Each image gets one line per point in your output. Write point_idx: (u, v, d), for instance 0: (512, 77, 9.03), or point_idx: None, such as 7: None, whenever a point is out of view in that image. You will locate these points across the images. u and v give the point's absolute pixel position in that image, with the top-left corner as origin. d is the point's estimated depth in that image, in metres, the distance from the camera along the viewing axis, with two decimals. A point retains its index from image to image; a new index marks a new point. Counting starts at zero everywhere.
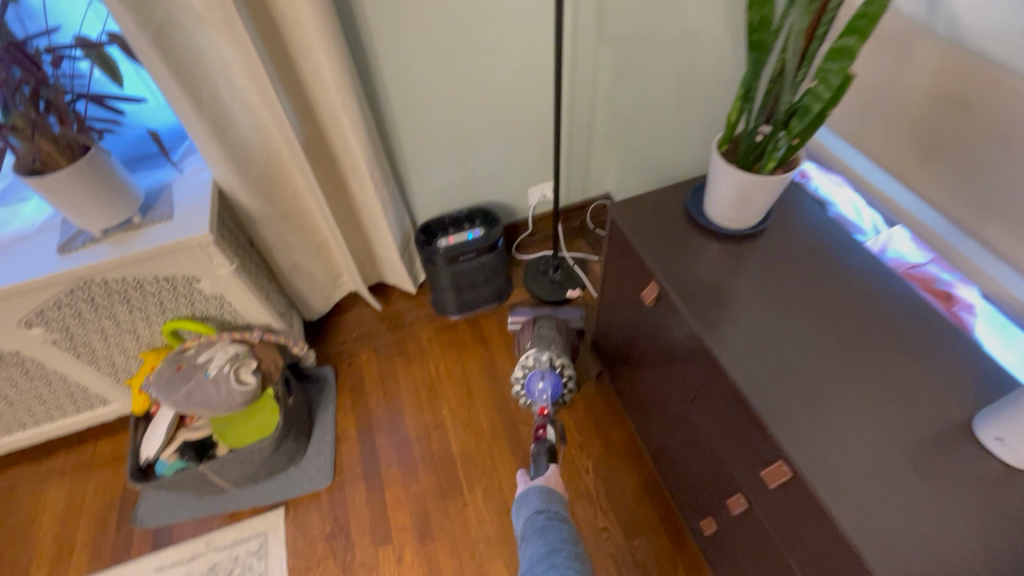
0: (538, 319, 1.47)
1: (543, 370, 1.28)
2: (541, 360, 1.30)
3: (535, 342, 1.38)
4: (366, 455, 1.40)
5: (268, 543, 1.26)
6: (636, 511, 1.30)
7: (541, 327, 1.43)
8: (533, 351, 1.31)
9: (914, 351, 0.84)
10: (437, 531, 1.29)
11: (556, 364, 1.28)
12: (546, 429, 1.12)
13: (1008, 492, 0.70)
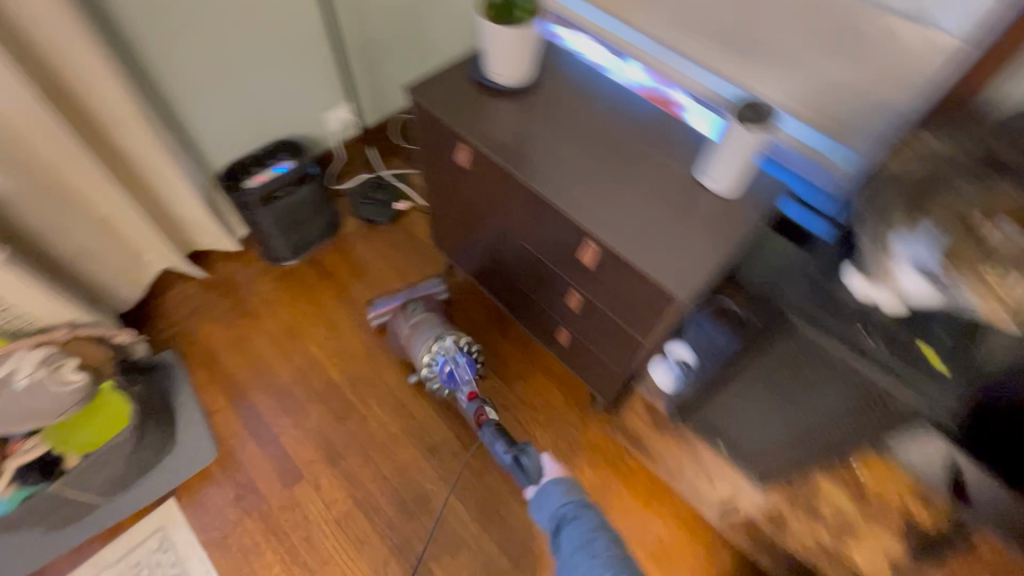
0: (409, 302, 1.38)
1: (452, 356, 1.25)
2: (444, 342, 1.26)
3: (424, 329, 1.30)
4: (244, 416, 1.36)
5: (170, 535, 1.21)
6: (512, 364, 1.46)
7: (422, 313, 1.35)
8: (439, 340, 1.25)
9: (668, 142, 0.96)
10: (346, 450, 1.32)
11: (461, 344, 1.27)
12: (487, 411, 1.17)
13: (742, 214, 0.88)
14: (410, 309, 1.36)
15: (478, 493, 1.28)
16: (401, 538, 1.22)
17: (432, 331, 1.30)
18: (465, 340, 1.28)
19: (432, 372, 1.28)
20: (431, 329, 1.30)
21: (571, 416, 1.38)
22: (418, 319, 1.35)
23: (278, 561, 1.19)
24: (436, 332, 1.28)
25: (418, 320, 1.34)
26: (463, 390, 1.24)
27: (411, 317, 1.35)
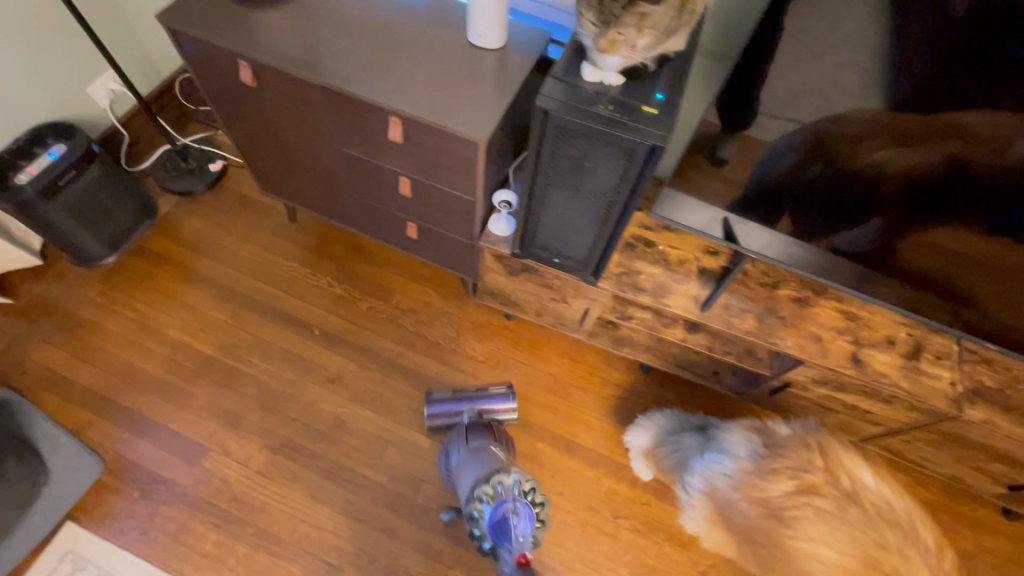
0: (472, 428, 1.20)
1: (508, 500, 0.95)
2: (504, 475, 0.99)
3: (475, 460, 1.08)
4: (120, 421, 1.28)
5: (80, 554, 1.14)
6: (384, 279, 1.53)
7: (483, 440, 1.15)
8: (504, 476, 0.98)
9: (439, 14, 1.04)
10: (245, 411, 1.32)
11: (526, 490, 0.97)
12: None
13: (518, 60, 1.00)
14: (471, 437, 1.17)
15: (387, 398, 1.37)
16: (328, 461, 1.28)
17: (485, 463, 1.05)
18: (532, 486, 1.00)
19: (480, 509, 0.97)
20: (482, 463, 1.05)
21: (451, 308, 1.51)
22: (480, 445, 1.13)
23: (210, 528, 1.19)
24: (489, 468, 1.03)
25: (475, 441, 1.15)
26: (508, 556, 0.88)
27: (470, 441, 1.15)
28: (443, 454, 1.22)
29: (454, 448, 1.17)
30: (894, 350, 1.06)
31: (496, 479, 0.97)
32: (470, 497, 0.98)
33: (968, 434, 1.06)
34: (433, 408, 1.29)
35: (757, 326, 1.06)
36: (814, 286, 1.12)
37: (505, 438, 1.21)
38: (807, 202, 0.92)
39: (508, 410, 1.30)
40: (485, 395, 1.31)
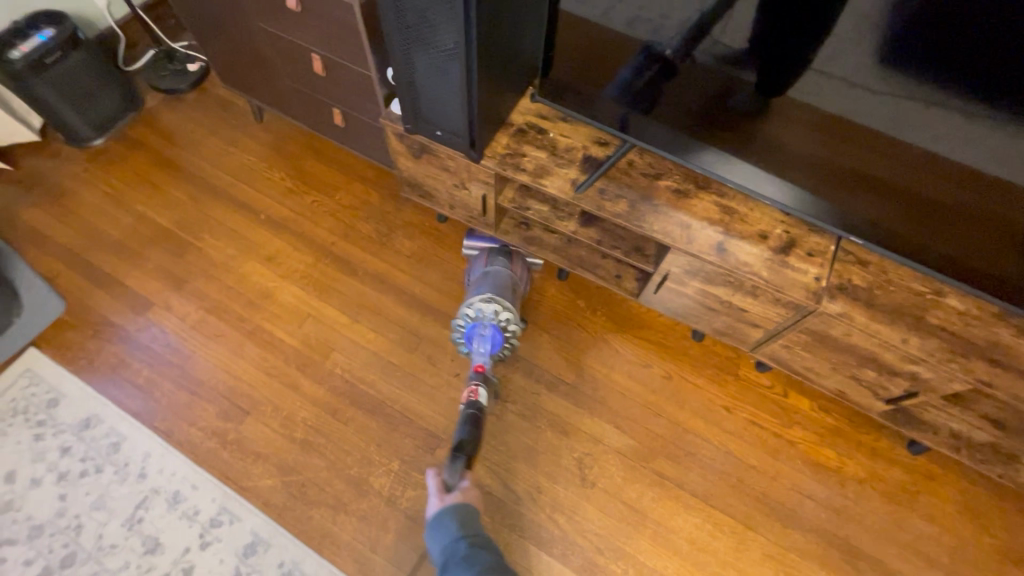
0: (493, 252, 1.39)
1: (484, 320, 1.27)
2: (490, 304, 1.28)
3: (486, 280, 1.34)
4: (85, 274, 1.47)
5: (36, 372, 1.34)
6: (331, 178, 1.64)
7: (497, 267, 1.35)
8: (493, 301, 1.27)
9: None
10: (190, 276, 1.48)
11: (501, 319, 1.27)
12: (478, 392, 1.20)
13: None
14: (490, 260, 1.37)
15: (314, 278, 1.49)
16: (253, 324, 1.42)
17: (493, 286, 1.32)
18: (507, 315, 1.28)
19: (464, 322, 1.30)
20: (488, 283, 1.32)
21: (388, 207, 1.60)
22: (493, 272, 1.35)
23: (143, 366, 1.36)
24: (486, 292, 1.30)
25: (490, 265, 1.36)
26: (477, 355, 1.26)
27: (488, 263, 1.37)
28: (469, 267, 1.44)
29: (475, 264, 1.40)
30: (764, 243, 1.07)
31: (486, 299, 1.28)
32: (469, 300, 1.29)
33: (830, 332, 1.06)
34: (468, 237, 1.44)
35: (626, 211, 1.10)
36: (697, 180, 1.13)
37: (520, 267, 1.39)
38: (741, 95, 0.97)
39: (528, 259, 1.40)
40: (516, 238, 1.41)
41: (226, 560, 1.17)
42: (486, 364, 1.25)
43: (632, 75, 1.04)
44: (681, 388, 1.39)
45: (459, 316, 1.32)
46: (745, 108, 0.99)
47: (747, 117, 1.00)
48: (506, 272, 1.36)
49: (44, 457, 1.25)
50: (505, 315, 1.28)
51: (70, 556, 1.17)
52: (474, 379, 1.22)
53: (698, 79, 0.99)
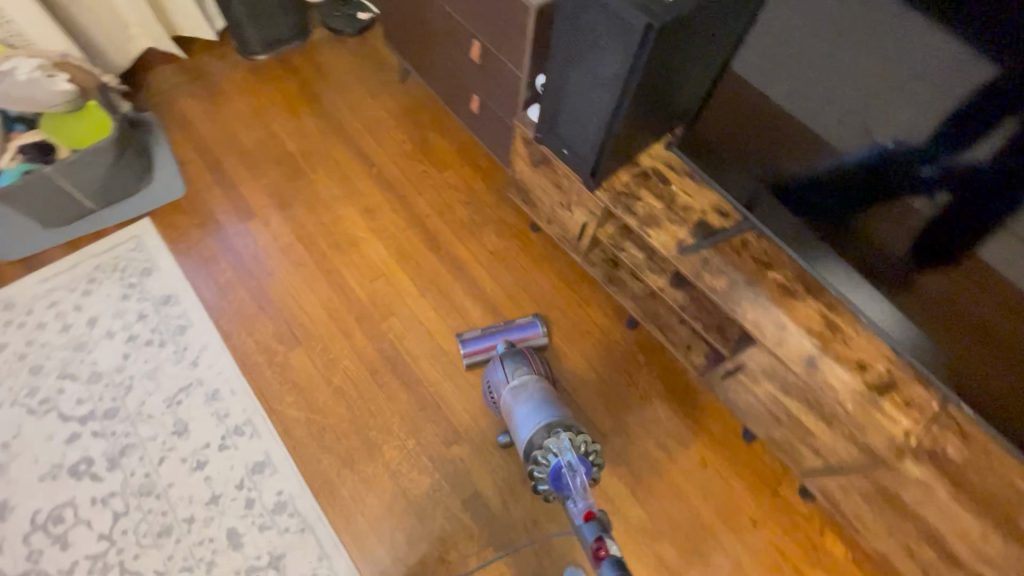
0: (510, 359, 1.25)
1: (566, 454, 1.04)
2: (559, 433, 1.07)
3: (525, 398, 1.16)
4: (210, 169, 1.60)
5: (142, 240, 1.47)
6: (446, 154, 1.68)
7: (523, 372, 1.21)
8: (560, 430, 1.07)
9: None
10: (294, 202, 1.58)
11: (579, 442, 1.06)
12: (606, 542, 0.87)
13: None
14: (511, 373, 1.22)
15: (400, 243, 1.54)
16: (333, 265, 1.49)
17: (547, 412, 1.12)
18: (584, 438, 1.07)
19: (540, 469, 1.06)
20: (538, 407, 1.13)
21: (488, 200, 1.62)
22: (522, 381, 1.19)
23: (228, 268, 1.46)
24: (542, 420, 1.10)
25: (516, 384, 1.19)
26: (578, 505, 0.97)
27: (511, 375, 1.21)
28: (487, 384, 1.28)
29: (492, 378, 1.24)
30: (861, 374, 0.98)
31: (551, 434, 1.07)
32: (532, 447, 1.07)
33: (901, 493, 0.96)
34: (465, 343, 1.34)
35: (724, 289, 1.05)
36: (808, 283, 1.06)
37: (539, 361, 1.28)
38: (881, 211, 0.90)
39: (536, 339, 1.37)
40: (516, 325, 1.37)
41: (236, 468, 1.23)
42: (594, 509, 0.95)
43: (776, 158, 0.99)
44: (711, 481, 1.32)
45: (528, 470, 1.08)
46: (881, 226, 0.91)
47: (877, 233, 0.92)
48: (537, 378, 1.21)
49: (123, 316, 1.37)
50: (580, 441, 1.07)
51: (113, 411, 1.27)
52: (594, 530, 0.90)
53: (852, 188, 0.91)
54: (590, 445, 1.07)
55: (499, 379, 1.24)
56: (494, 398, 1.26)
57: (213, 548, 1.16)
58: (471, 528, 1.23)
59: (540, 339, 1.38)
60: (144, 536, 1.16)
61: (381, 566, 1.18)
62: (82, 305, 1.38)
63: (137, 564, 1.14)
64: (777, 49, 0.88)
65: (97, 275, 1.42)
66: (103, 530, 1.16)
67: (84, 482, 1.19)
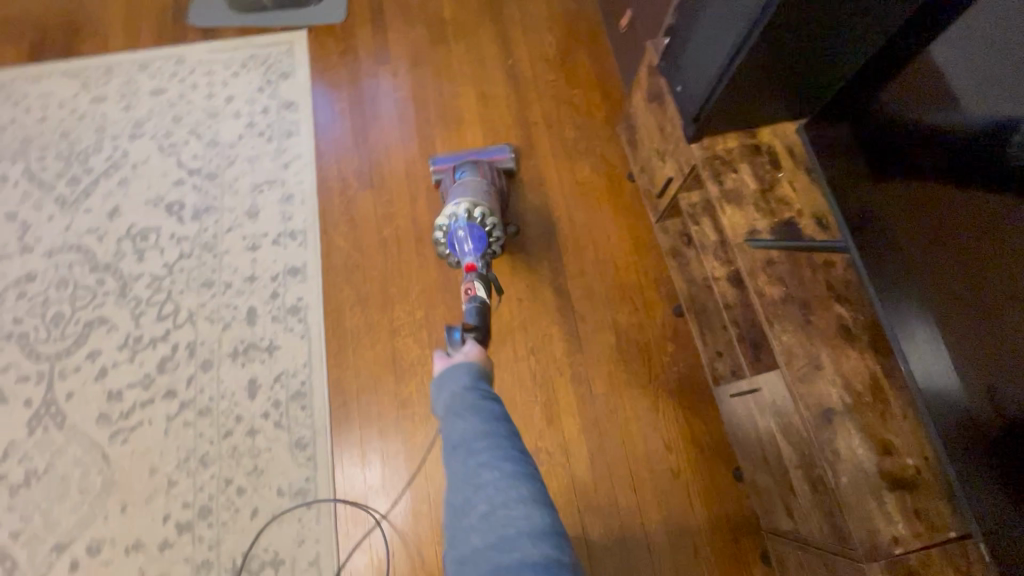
0: (460, 163, 1.39)
1: (461, 220, 1.21)
2: (460, 207, 1.23)
3: (457, 186, 1.31)
4: (372, 9, 1.69)
5: (293, 48, 1.62)
6: (583, 73, 1.61)
7: (467, 168, 1.36)
8: (462, 204, 1.23)
9: None
10: (426, 64, 1.63)
11: (480, 215, 1.23)
12: (477, 286, 1.02)
13: None
14: (460, 172, 1.36)
15: (498, 138, 1.54)
16: (431, 133, 1.55)
17: (466, 193, 1.28)
18: (482, 212, 1.23)
19: (444, 233, 1.25)
20: (463, 191, 1.29)
21: (600, 132, 1.54)
22: (462, 176, 1.34)
23: (346, 100, 1.58)
24: (460, 198, 1.26)
25: (462, 178, 1.34)
26: (467, 259, 1.15)
27: (455, 171, 1.36)
28: (441, 186, 1.42)
29: (445, 172, 1.40)
30: (881, 455, 0.83)
31: (454, 206, 1.23)
32: (439, 222, 1.25)
33: None
34: (434, 162, 1.44)
35: (774, 300, 0.92)
36: (877, 337, 0.89)
37: (493, 168, 1.41)
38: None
39: (503, 162, 1.46)
40: (486, 150, 1.47)
41: (277, 264, 1.39)
42: (479, 261, 1.13)
43: (938, 211, 0.76)
44: (675, 494, 1.24)
45: (437, 239, 1.28)
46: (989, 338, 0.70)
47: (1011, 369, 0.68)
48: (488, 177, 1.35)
49: (252, 105, 1.55)
50: (481, 214, 1.23)
51: (213, 175, 1.47)
52: (471, 274, 1.06)
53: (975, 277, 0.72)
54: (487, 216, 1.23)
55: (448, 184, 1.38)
56: (445, 197, 1.39)
57: (234, 314, 1.34)
58: (431, 409, 1.28)
59: (508, 163, 1.47)
60: (192, 280, 1.36)
61: (345, 395, 1.29)
62: (228, 83, 1.57)
63: (179, 298, 1.35)
64: (1009, 69, 0.65)
65: (249, 63, 1.60)
66: (168, 261, 1.38)
67: (171, 218, 1.42)
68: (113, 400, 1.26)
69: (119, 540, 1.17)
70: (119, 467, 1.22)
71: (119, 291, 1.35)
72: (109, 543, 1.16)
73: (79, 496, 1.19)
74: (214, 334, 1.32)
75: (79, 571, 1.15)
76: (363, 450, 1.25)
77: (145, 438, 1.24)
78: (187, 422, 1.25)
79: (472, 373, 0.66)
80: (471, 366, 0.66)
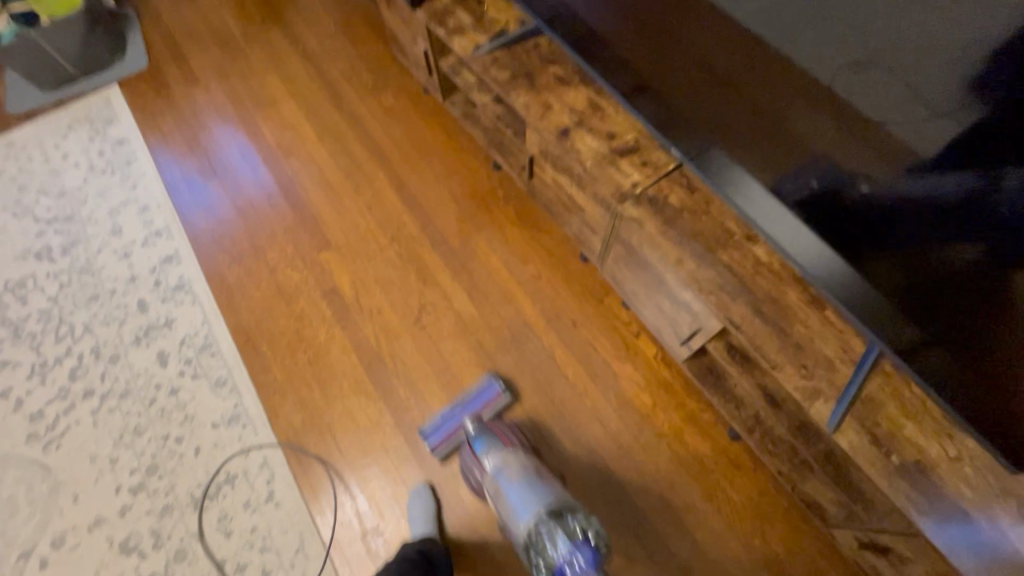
0: (483, 431, 1.19)
1: (563, 548, 0.90)
2: (552, 530, 0.93)
3: (507, 484, 1.05)
4: (169, 49, 1.94)
5: (110, 99, 1.83)
6: (360, 31, 1.91)
7: (500, 455, 1.12)
8: (545, 529, 0.94)
9: None
10: (230, 71, 1.88)
11: (582, 534, 0.93)
12: None
13: None
14: (484, 458, 1.14)
15: (310, 102, 1.80)
16: (254, 120, 1.78)
17: (536, 499, 1.01)
18: (579, 523, 0.94)
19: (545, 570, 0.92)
20: (528, 496, 1.02)
21: (390, 67, 1.83)
22: (496, 459, 1.11)
23: (171, 121, 1.80)
24: (532, 509, 0.99)
25: (494, 468, 1.10)
26: None
27: (485, 459, 1.14)
28: (466, 467, 1.22)
29: (469, 458, 1.19)
30: (608, 140, 1.11)
31: (541, 538, 0.94)
32: (528, 556, 0.95)
33: (633, 241, 1.09)
34: (430, 440, 1.28)
35: (507, 80, 1.20)
36: (583, 74, 1.19)
37: (508, 431, 1.21)
38: (865, 152, 0.71)
39: (499, 400, 1.32)
40: (474, 396, 1.32)
41: (152, 259, 1.55)
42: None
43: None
44: (544, 292, 1.47)
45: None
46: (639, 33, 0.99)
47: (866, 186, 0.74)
48: (516, 449, 1.14)
49: (88, 152, 1.73)
50: (580, 532, 0.93)
51: (70, 217, 1.62)
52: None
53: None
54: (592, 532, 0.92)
55: (477, 468, 1.18)
56: (469, 476, 1.21)
57: (126, 311, 1.48)
58: (325, 313, 1.46)
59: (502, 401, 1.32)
60: (79, 301, 1.50)
61: (246, 333, 1.44)
62: (60, 144, 1.74)
63: (71, 318, 1.47)
64: None
65: (73, 123, 1.78)
66: (52, 295, 1.51)
67: (43, 262, 1.55)
68: (37, 419, 1.36)
69: (80, 524, 1.25)
70: (61, 468, 1.31)
71: (13, 334, 1.46)
72: (71, 531, 1.24)
73: (29, 506, 1.27)
74: (113, 333, 1.45)
75: (50, 564, 1.22)
76: (277, 367, 1.40)
77: (77, 436, 1.33)
78: (112, 408, 1.36)
79: None
80: None
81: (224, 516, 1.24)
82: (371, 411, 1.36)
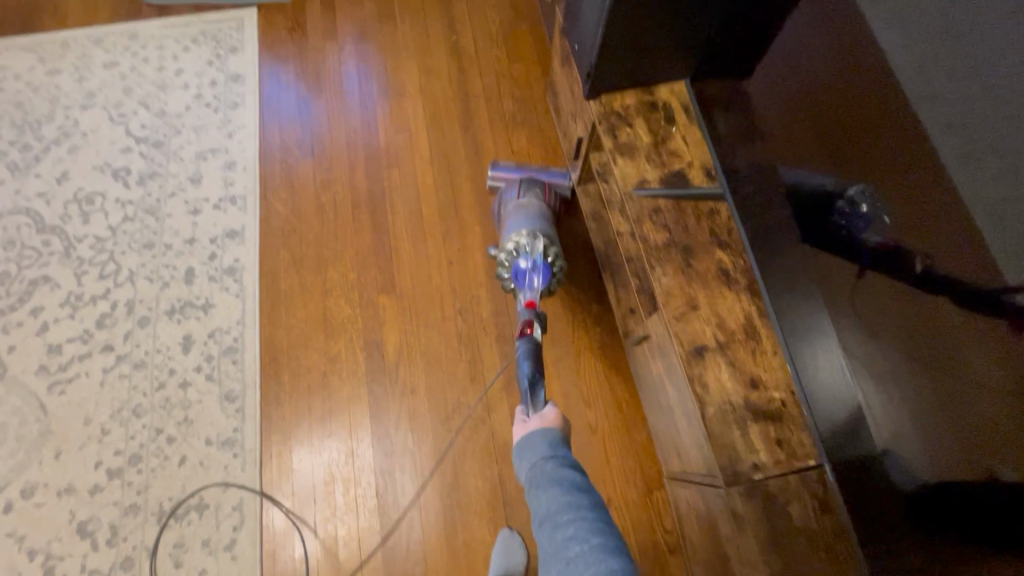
0: (529, 184, 1.31)
1: (530, 256, 1.17)
2: (532, 237, 1.18)
3: (518, 210, 1.27)
4: None
5: (243, 23, 1.68)
6: (524, 47, 1.65)
7: (532, 196, 1.30)
8: (527, 236, 1.18)
9: None
10: (372, 38, 1.68)
11: (547, 254, 1.17)
12: (535, 326, 1.02)
13: None
14: (520, 194, 1.31)
15: (438, 110, 1.58)
16: (374, 106, 1.59)
17: (535, 223, 1.23)
18: (551, 246, 1.18)
19: (508, 262, 1.19)
20: (529, 219, 1.23)
21: (537, 104, 1.58)
22: (525, 203, 1.29)
23: (292, 73, 1.63)
24: (526, 226, 1.21)
25: (519, 201, 1.29)
26: (526, 295, 1.12)
27: (521, 194, 1.31)
28: (499, 199, 1.37)
29: (508, 191, 1.33)
30: (747, 389, 0.85)
31: (519, 241, 1.18)
32: (499, 253, 1.21)
33: (721, 524, 0.85)
34: (495, 169, 1.37)
35: (657, 244, 0.95)
36: (753, 281, 0.92)
37: (552, 191, 1.34)
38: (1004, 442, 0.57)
39: (563, 185, 1.35)
40: (547, 167, 1.37)
41: (217, 227, 1.44)
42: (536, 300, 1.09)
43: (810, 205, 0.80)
44: (591, 449, 1.27)
45: (498, 271, 1.22)
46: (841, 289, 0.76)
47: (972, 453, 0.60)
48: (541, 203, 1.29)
49: (201, 77, 1.60)
50: (549, 248, 1.18)
51: (159, 144, 1.52)
52: (528, 315, 1.04)
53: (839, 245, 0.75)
54: (555, 256, 1.18)
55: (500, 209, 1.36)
56: (499, 206, 1.37)
57: (172, 274, 1.39)
58: (358, 366, 1.33)
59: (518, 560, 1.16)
60: (135, 242, 1.42)
61: (273, 352, 1.33)
62: (179, 57, 1.63)
63: (121, 258, 1.40)
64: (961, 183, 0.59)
65: (199, 38, 1.65)
66: (113, 224, 1.43)
67: (118, 184, 1.47)
68: (53, 353, 1.31)
69: (52, 484, 1.21)
70: (56, 416, 1.27)
71: (64, 251, 1.41)
72: (42, 487, 1.21)
73: (15, 442, 1.24)
74: (152, 292, 1.37)
75: (13, 511, 1.19)
76: (289, 405, 1.29)
77: (82, 390, 1.29)
78: (122, 374, 1.30)
79: (550, 442, 0.79)
80: (546, 434, 0.80)
81: (180, 544, 1.18)
82: (361, 494, 1.23)
